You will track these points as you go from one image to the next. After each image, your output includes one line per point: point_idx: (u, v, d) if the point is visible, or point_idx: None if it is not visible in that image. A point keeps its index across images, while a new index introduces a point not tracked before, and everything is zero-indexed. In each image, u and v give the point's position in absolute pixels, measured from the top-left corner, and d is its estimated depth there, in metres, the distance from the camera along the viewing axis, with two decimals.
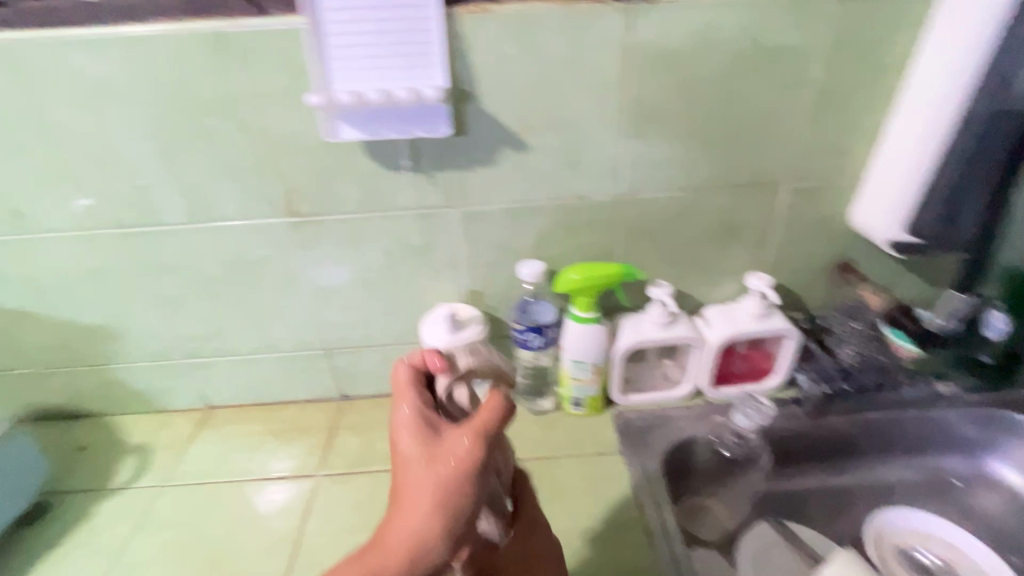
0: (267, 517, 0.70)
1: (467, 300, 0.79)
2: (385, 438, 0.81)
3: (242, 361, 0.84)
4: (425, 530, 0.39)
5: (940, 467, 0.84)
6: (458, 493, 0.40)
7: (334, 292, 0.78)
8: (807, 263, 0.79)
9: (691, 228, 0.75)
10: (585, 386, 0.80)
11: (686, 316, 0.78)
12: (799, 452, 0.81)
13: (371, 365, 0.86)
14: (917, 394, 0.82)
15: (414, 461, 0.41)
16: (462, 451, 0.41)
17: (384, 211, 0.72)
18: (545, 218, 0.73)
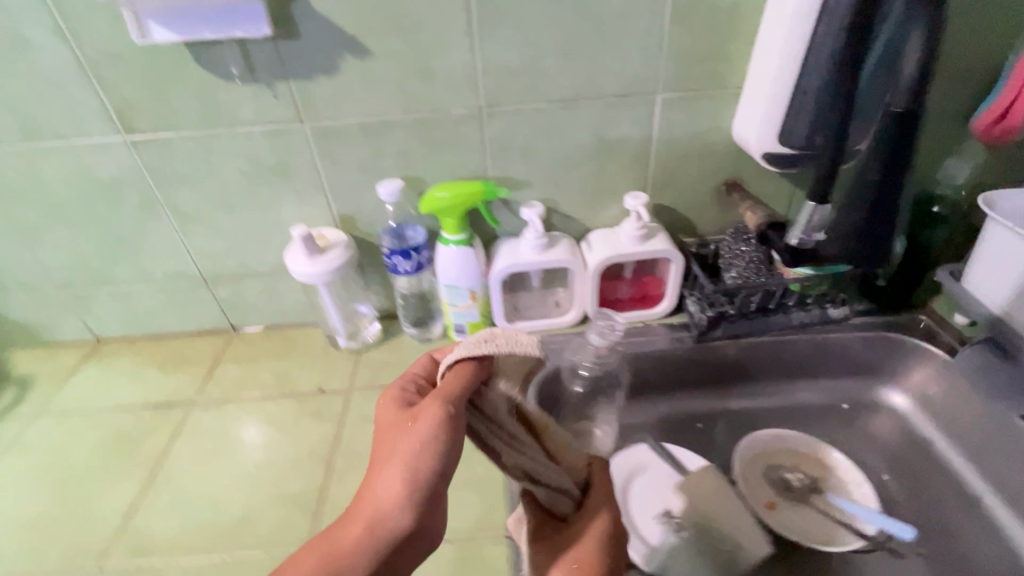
0: (134, 442, 0.71)
1: (340, 225, 0.76)
2: (266, 366, 0.80)
3: (119, 293, 0.82)
4: (392, 495, 0.37)
5: (832, 392, 0.83)
6: (423, 465, 0.37)
7: (198, 219, 0.75)
8: (693, 182, 0.75)
9: (566, 144, 0.71)
10: (463, 312, 0.78)
11: (564, 239, 0.76)
12: (683, 374, 0.82)
13: (253, 296, 0.83)
14: (806, 317, 0.80)
15: (393, 427, 0.40)
16: (429, 420, 0.38)
17: (229, 128, 0.67)
18: (405, 134, 0.68)
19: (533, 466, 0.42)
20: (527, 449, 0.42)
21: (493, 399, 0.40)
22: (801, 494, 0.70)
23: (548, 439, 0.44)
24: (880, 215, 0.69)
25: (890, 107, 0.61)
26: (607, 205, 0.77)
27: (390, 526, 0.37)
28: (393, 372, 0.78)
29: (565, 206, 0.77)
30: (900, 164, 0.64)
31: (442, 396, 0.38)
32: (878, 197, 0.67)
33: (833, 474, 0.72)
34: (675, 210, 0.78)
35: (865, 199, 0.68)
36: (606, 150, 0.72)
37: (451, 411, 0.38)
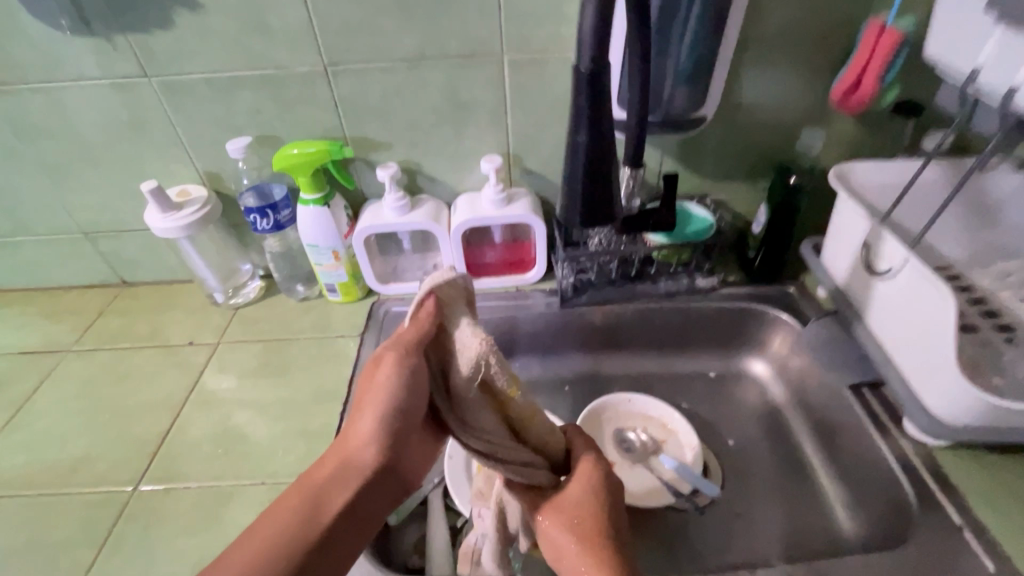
0: (4, 386, 0.74)
1: (207, 183, 0.77)
2: (146, 319, 0.83)
3: (5, 244, 0.84)
4: (366, 431, 0.42)
5: (701, 359, 0.86)
6: (389, 402, 0.42)
7: (67, 172, 0.76)
8: (556, 147, 0.75)
9: (419, 105, 0.71)
10: (331, 272, 0.79)
11: (427, 202, 0.77)
12: (551, 337, 0.84)
13: (137, 252, 0.85)
14: (673, 287, 0.82)
15: (365, 378, 0.44)
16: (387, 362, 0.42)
17: (75, 80, 0.67)
18: (253, 90, 0.68)
19: (493, 441, 0.43)
20: (487, 417, 0.43)
21: (455, 371, 0.42)
22: (639, 455, 0.73)
23: (515, 405, 0.44)
24: (603, 182, 0.57)
25: (578, 69, 0.51)
26: (471, 168, 0.77)
27: (362, 462, 0.41)
28: (264, 328, 0.80)
29: (430, 169, 0.77)
30: (605, 119, 0.53)
31: (402, 347, 0.42)
32: (596, 160, 0.55)
33: (675, 438, 0.75)
34: (543, 176, 0.78)
35: (581, 166, 0.56)
36: (462, 112, 0.71)
37: (411, 356, 0.42)
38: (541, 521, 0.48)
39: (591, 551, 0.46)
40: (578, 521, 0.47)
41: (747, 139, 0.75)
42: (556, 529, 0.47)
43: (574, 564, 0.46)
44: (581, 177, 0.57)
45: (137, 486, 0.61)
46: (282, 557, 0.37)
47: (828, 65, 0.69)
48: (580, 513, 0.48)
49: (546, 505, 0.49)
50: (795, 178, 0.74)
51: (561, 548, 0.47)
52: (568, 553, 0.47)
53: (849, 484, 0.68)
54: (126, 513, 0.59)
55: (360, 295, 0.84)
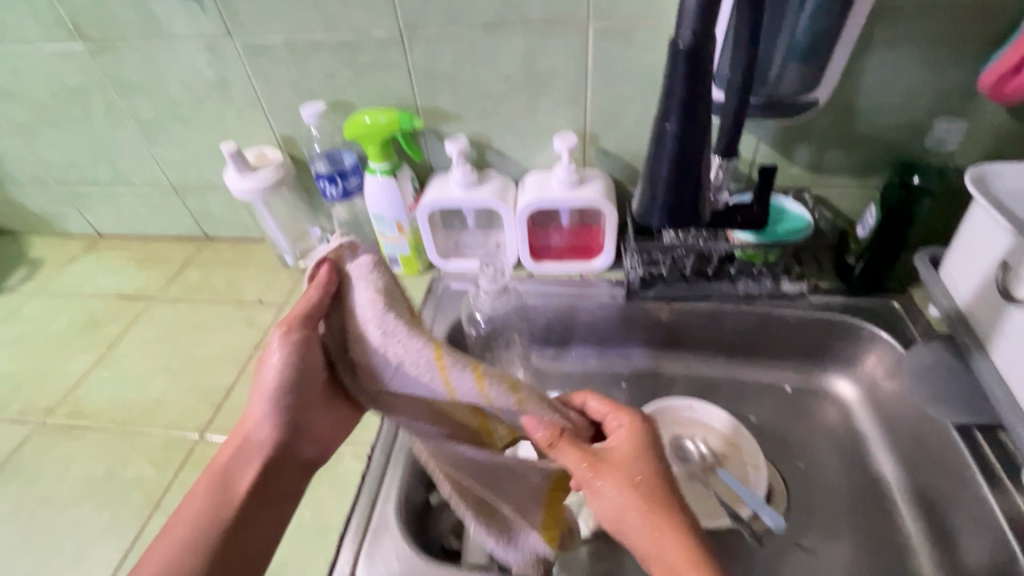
0: (99, 325, 0.81)
1: (282, 146, 0.78)
2: (222, 275, 0.87)
3: (107, 193, 0.90)
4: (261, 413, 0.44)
5: (777, 369, 0.78)
6: (277, 387, 0.42)
7: (159, 129, 0.80)
8: (638, 127, 0.69)
9: (493, 75, 0.67)
10: (394, 244, 0.79)
11: (494, 179, 0.74)
12: (612, 329, 0.79)
13: (218, 208, 0.89)
14: (753, 289, 0.73)
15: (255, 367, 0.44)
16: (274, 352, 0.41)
17: (168, 39, 0.69)
18: (329, 55, 0.67)
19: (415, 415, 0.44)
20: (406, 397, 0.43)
21: (362, 349, 0.41)
22: (697, 469, 0.68)
23: (454, 383, 0.40)
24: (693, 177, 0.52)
25: (677, 44, 0.45)
26: (543, 145, 0.72)
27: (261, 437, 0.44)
28: None
29: (500, 144, 0.73)
30: (700, 107, 0.48)
31: (287, 326, 0.41)
32: (685, 154, 0.50)
33: (740, 456, 0.69)
34: (619, 157, 0.72)
35: (668, 158, 0.51)
36: (538, 84, 0.67)
37: (298, 334, 0.41)
38: (593, 479, 0.45)
39: (656, 510, 0.44)
40: (636, 478, 0.45)
41: (865, 127, 0.65)
42: (616, 490, 0.44)
43: (640, 524, 0.44)
44: (666, 172, 0.52)
45: (201, 435, 0.64)
46: (206, 529, 0.41)
47: (983, 43, 0.57)
48: (635, 469, 0.46)
49: (592, 465, 0.45)
50: (916, 179, 0.64)
51: (622, 508, 0.44)
52: (632, 514, 0.44)
53: (940, 535, 0.61)
54: (190, 459, 0.62)
55: (421, 268, 0.83)
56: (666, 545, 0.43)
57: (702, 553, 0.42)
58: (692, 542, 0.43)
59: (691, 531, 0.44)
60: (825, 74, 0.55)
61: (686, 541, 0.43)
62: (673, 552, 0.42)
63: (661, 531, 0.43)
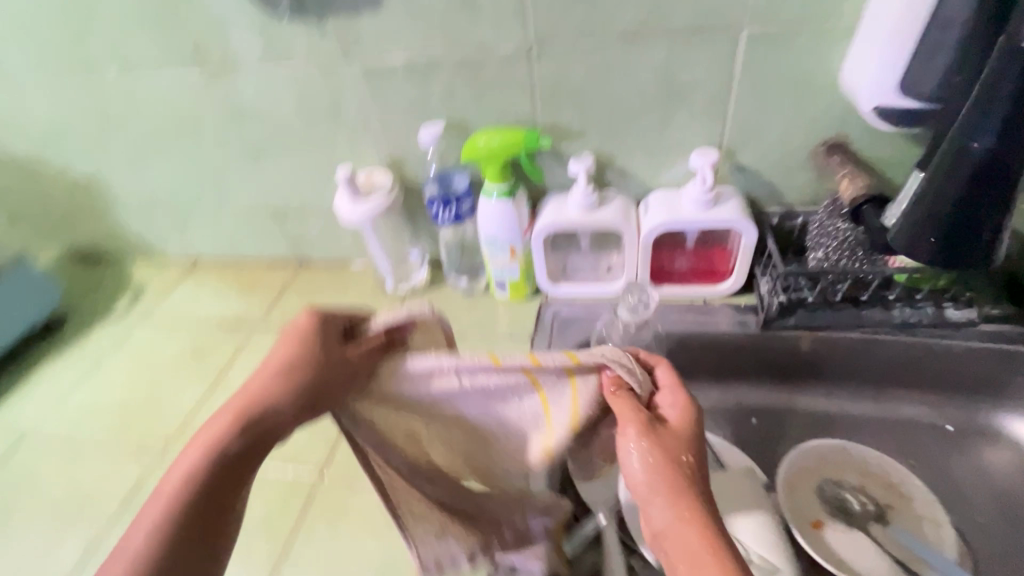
0: (204, 354, 0.80)
1: (390, 169, 0.76)
2: (322, 302, 0.85)
3: (209, 219, 0.91)
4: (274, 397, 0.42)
5: (934, 408, 0.69)
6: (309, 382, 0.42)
7: (266, 155, 0.79)
8: (781, 140, 0.63)
9: (626, 90, 0.62)
10: (504, 269, 0.75)
11: (617, 200, 0.69)
12: (743, 362, 0.72)
13: (316, 233, 0.88)
14: (913, 317, 0.66)
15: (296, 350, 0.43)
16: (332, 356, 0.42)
17: (287, 65, 0.68)
18: (451, 74, 0.65)
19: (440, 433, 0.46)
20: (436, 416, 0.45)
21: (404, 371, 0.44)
22: (860, 520, 0.61)
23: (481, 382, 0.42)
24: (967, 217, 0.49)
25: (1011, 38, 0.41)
26: (672, 162, 0.67)
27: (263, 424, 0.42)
28: None
29: (624, 161, 0.68)
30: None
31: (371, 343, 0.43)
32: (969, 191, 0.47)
33: (908, 506, 0.62)
34: (755, 173, 0.67)
35: (959, 181, 0.47)
36: (675, 96, 0.62)
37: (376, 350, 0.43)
38: (634, 438, 0.42)
39: (682, 491, 0.41)
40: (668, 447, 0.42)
41: None
42: (647, 454, 0.42)
43: (669, 497, 0.41)
44: (956, 195, 0.48)
45: (321, 475, 0.61)
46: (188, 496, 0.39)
47: None
48: (685, 449, 0.43)
49: (627, 419, 0.43)
50: None
51: (648, 474, 0.41)
52: (658, 485, 0.41)
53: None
54: (313, 502, 0.59)
55: (528, 293, 0.79)
56: (681, 525, 0.39)
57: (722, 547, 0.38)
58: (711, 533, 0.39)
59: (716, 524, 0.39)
60: None
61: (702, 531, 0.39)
62: (687, 536, 0.39)
63: (682, 509, 0.40)
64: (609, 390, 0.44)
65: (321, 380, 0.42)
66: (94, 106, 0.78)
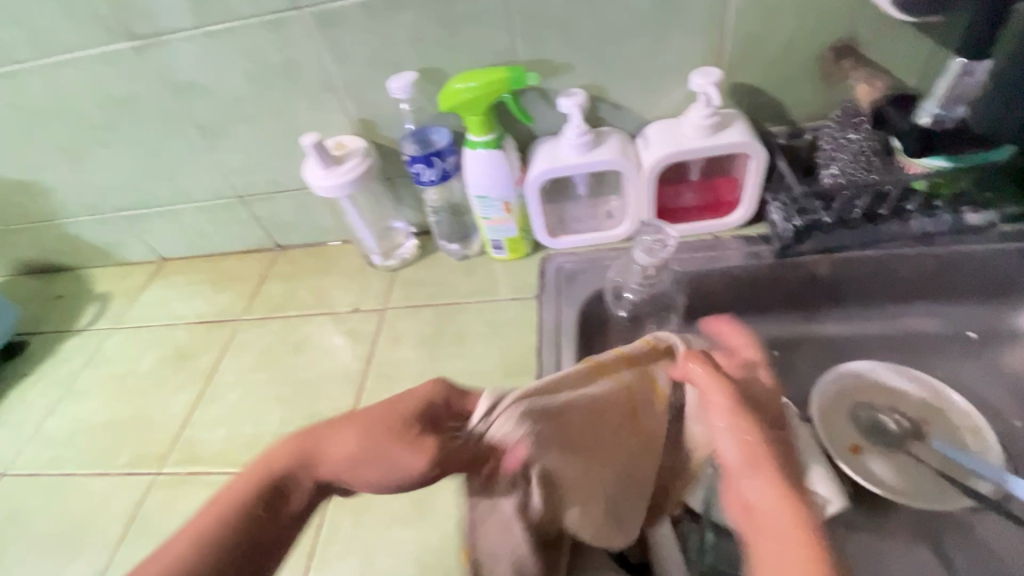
0: (189, 357, 0.74)
1: (361, 132, 0.69)
2: (307, 286, 0.79)
3: (169, 213, 0.83)
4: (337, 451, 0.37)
5: (956, 317, 0.67)
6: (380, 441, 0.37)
7: (220, 132, 0.71)
8: (787, 49, 0.58)
9: (613, 9, 0.56)
10: (499, 227, 0.70)
11: (614, 137, 0.64)
12: (758, 297, 0.68)
13: (290, 213, 0.80)
14: (931, 228, 0.63)
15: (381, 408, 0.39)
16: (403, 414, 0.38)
17: (226, 22, 0.59)
18: (416, 12, 0.57)
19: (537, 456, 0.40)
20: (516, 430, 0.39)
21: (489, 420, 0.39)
22: (897, 439, 0.59)
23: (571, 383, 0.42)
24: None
25: None
26: (670, 88, 0.62)
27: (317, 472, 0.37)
28: (432, 290, 0.74)
29: (618, 94, 0.63)
30: None
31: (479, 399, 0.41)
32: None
33: (945, 419, 0.60)
34: (759, 90, 0.62)
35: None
36: (671, 12, 0.56)
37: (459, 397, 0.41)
38: (717, 404, 0.39)
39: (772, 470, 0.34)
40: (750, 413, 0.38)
41: None
42: (728, 423, 0.37)
43: (754, 476, 0.35)
44: None
45: None
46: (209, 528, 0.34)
47: None
48: (777, 433, 0.38)
49: (717, 387, 0.39)
50: None
51: (736, 453, 0.36)
52: (748, 462, 0.35)
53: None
54: (334, 499, 0.55)
55: (528, 250, 0.74)
56: (767, 504, 0.33)
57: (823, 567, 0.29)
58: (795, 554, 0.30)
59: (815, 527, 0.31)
60: None
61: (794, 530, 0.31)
62: (771, 519, 0.32)
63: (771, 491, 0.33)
64: (689, 359, 0.42)
65: (418, 420, 0.38)
66: (12, 97, 0.69)
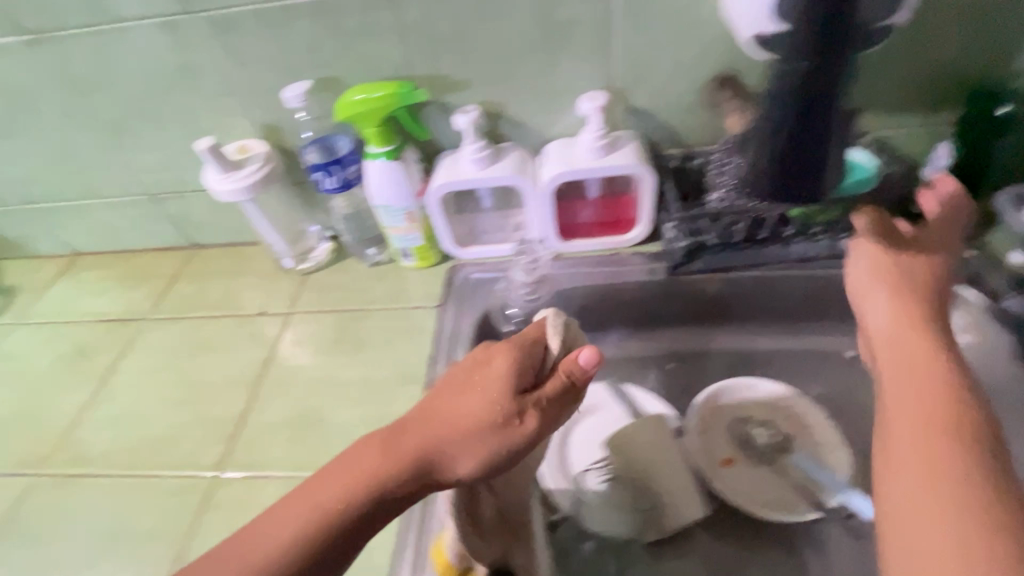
0: (89, 356, 0.73)
1: (266, 136, 0.69)
2: (218, 287, 0.79)
3: (77, 208, 0.81)
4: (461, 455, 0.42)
5: (837, 335, 0.71)
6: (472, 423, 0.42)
7: (123, 130, 0.70)
8: (673, 77, 0.60)
9: (504, 30, 0.57)
10: (405, 236, 0.70)
11: (512, 153, 0.65)
12: (654, 310, 0.71)
13: (204, 213, 0.80)
14: (811, 251, 0.66)
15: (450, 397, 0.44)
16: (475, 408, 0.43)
17: (119, 22, 0.59)
18: (310, 22, 0.58)
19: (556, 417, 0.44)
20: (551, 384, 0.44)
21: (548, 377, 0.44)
22: (765, 454, 0.62)
23: None
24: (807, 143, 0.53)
25: None
26: (566, 108, 0.64)
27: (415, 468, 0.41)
28: (340, 295, 0.74)
29: (517, 111, 0.64)
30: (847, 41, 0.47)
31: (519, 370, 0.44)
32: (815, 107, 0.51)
33: (813, 434, 0.62)
34: (652, 114, 0.64)
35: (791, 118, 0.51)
36: (558, 36, 0.58)
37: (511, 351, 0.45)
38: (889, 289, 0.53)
39: (931, 380, 0.42)
40: (902, 287, 0.53)
41: (936, 55, 0.56)
42: (887, 290, 0.53)
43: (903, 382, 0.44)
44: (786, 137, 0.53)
45: (217, 473, 0.58)
46: (335, 523, 0.39)
47: None
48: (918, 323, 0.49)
49: (880, 283, 0.54)
50: (1003, 108, 0.56)
51: (917, 393, 0.42)
52: (934, 385, 0.42)
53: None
54: (208, 506, 0.55)
55: (435, 259, 0.75)
56: (903, 441, 0.39)
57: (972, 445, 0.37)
58: (967, 447, 0.37)
59: (962, 413, 0.39)
60: None
61: (952, 417, 0.39)
62: (910, 438, 0.39)
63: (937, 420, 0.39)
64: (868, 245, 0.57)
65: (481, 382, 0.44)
66: None
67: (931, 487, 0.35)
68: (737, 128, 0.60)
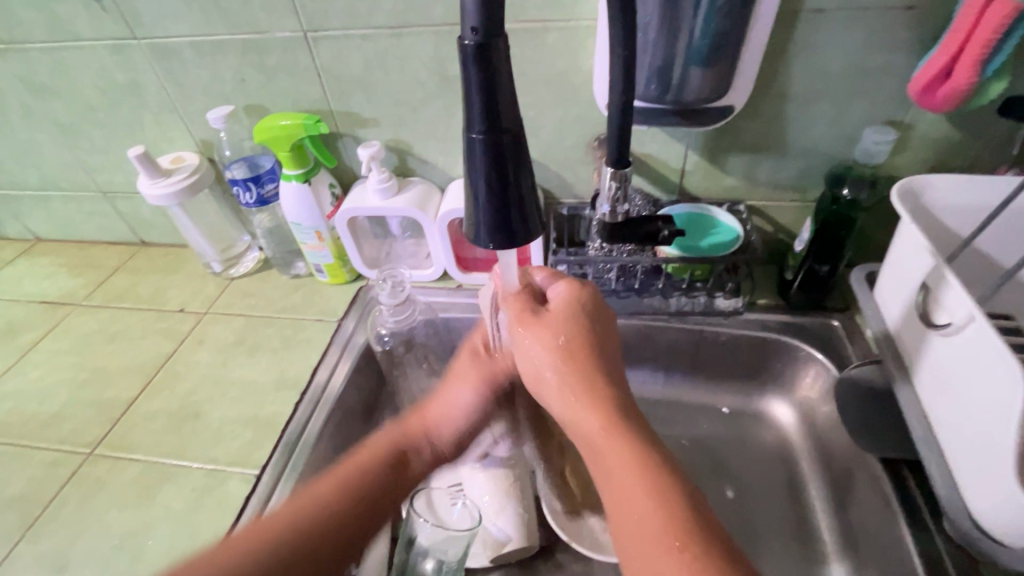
0: (16, 333, 0.80)
1: (203, 151, 0.76)
2: (149, 282, 0.85)
3: (39, 198, 0.89)
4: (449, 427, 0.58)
5: (716, 393, 0.72)
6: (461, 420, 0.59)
7: (79, 132, 0.78)
8: (560, 134, 0.66)
9: (405, 78, 0.64)
10: (316, 253, 0.75)
11: (415, 188, 0.71)
12: None
13: (150, 213, 0.87)
14: (688, 305, 0.69)
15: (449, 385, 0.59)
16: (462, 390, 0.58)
17: (75, 41, 0.67)
18: (236, 57, 0.65)
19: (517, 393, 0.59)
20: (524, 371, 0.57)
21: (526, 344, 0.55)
22: None
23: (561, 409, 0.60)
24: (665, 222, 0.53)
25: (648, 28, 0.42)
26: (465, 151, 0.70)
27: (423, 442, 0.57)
28: (253, 301, 0.79)
29: (422, 150, 0.71)
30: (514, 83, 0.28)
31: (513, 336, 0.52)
32: (513, 165, 0.30)
33: None
34: (545, 165, 0.69)
35: (484, 185, 0.30)
36: (453, 88, 0.64)
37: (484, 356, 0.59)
38: (522, 333, 0.47)
39: (625, 448, 0.40)
40: (577, 349, 0.46)
41: (792, 137, 0.62)
42: (560, 366, 0.45)
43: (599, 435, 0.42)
44: (494, 209, 0.31)
45: (93, 450, 0.63)
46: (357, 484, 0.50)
47: (918, 40, 0.53)
48: (564, 334, 0.46)
49: (543, 341, 0.46)
50: (846, 191, 0.60)
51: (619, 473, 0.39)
52: (598, 439, 0.41)
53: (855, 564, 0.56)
54: (73, 478, 0.60)
55: (348, 278, 0.79)
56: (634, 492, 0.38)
57: (674, 505, 0.37)
58: (674, 496, 0.37)
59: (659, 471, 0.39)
60: (737, 77, 0.53)
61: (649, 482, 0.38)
62: (629, 486, 0.38)
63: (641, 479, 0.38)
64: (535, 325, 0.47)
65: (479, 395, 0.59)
66: None
67: (653, 531, 0.36)
68: (601, 186, 0.65)
